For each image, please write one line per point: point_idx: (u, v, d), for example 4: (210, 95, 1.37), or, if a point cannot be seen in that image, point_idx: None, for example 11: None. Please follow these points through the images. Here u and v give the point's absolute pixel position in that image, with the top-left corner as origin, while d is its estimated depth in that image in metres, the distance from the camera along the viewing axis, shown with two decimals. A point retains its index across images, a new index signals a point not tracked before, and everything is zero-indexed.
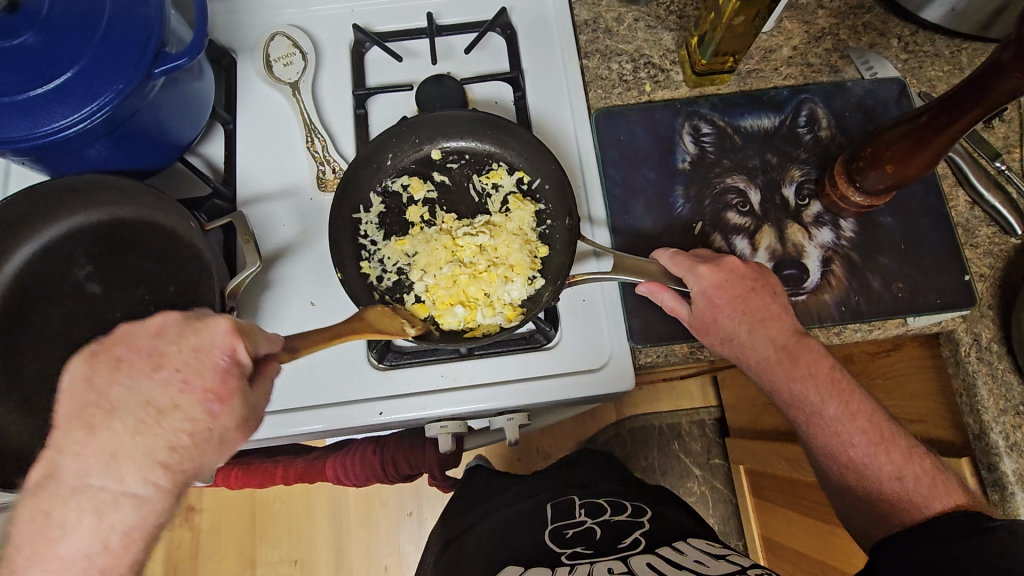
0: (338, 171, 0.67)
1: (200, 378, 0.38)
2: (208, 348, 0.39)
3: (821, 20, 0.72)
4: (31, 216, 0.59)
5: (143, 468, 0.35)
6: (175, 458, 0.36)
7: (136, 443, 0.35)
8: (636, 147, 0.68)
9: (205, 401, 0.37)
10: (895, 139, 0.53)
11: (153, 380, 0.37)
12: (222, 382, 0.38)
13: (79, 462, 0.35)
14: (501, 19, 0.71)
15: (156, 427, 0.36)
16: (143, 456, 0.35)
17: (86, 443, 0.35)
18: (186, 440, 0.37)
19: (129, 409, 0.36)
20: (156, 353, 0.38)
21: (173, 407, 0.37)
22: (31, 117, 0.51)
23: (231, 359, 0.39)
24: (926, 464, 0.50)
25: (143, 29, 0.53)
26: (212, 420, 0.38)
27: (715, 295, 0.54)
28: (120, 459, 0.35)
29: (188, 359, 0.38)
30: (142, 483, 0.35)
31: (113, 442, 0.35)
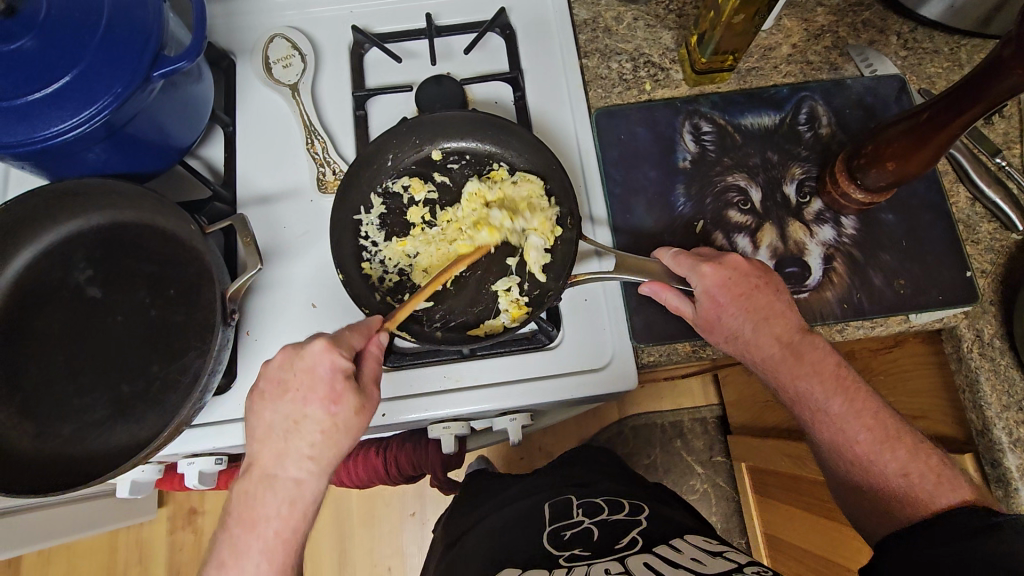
0: (338, 173, 0.67)
1: (315, 389, 0.48)
2: (313, 367, 0.48)
3: (820, 18, 0.72)
4: (30, 221, 0.59)
5: (297, 459, 0.48)
6: (318, 450, 0.48)
7: (290, 444, 0.48)
8: (636, 146, 0.68)
9: (325, 405, 0.48)
10: (896, 136, 0.53)
11: (285, 400, 0.49)
12: (332, 388, 0.48)
13: (263, 461, 0.48)
14: (500, 19, 0.71)
15: (300, 432, 0.48)
16: (296, 452, 0.48)
17: (264, 447, 0.49)
18: (321, 435, 0.48)
19: (278, 422, 0.48)
20: (282, 381, 0.49)
21: (304, 415, 0.48)
22: (30, 122, 0.51)
23: (333, 369, 0.49)
24: (932, 460, 0.49)
25: (141, 33, 0.53)
26: (336, 417, 0.49)
27: (719, 294, 0.54)
28: (285, 458, 0.48)
29: (304, 379, 0.48)
30: (299, 470, 0.48)
31: (279, 447, 0.48)
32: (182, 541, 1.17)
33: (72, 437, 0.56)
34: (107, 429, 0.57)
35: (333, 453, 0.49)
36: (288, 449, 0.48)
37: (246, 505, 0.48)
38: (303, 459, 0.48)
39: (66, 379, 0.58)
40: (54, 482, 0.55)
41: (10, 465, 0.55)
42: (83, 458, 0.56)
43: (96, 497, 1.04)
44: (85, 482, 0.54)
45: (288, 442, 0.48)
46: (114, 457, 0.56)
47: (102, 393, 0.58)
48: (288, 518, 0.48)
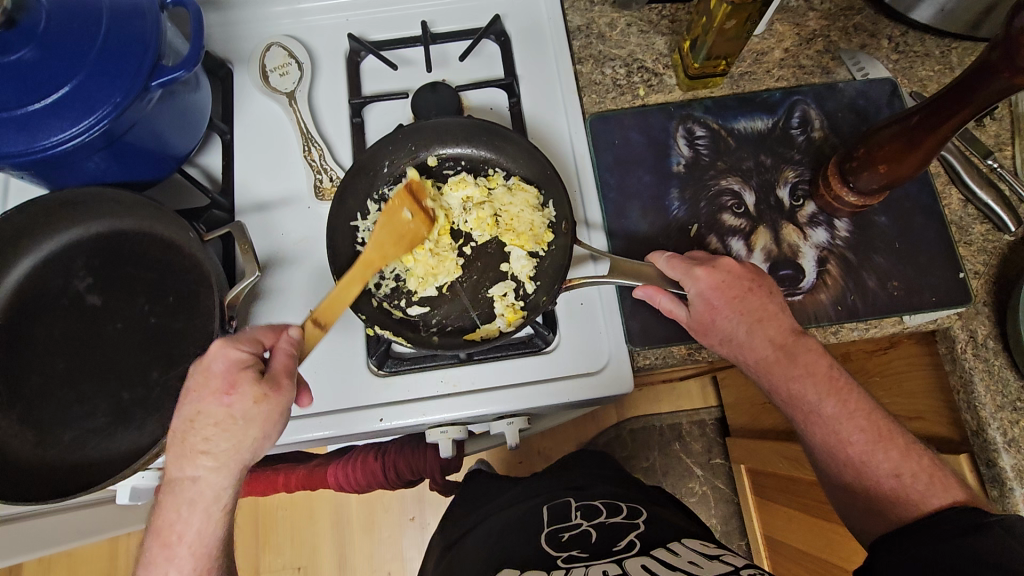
0: (335, 179, 0.68)
1: (208, 384, 0.46)
2: (207, 364, 0.46)
3: (812, 22, 0.73)
4: (32, 230, 0.59)
5: (192, 458, 0.46)
6: (213, 445, 0.45)
7: (185, 445, 0.46)
8: (631, 150, 0.68)
9: (218, 399, 0.45)
10: (888, 139, 0.54)
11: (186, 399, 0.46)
12: (225, 380, 0.46)
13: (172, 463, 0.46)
14: (495, 26, 0.72)
15: (194, 429, 0.45)
16: (193, 451, 0.45)
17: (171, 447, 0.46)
18: (217, 429, 0.45)
19: (181, 421, 0.46)
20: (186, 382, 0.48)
21: (197, 413, 0.45)
22: (30, 132, 0.51)
23: (225, 362, 0.46)
24: (923, 460, 0.50)
25: (139, 43, 0.53)
26: (230, 410, 0.45)
27: (713, 297, 0.55)
28: (185, 457, 0.46)
29: (198, 374, 0.46)
30: (198, 469, 0.46)
31: (179, 447, 0.46)
32: None
33: (73, 445, 0.57)
34: (107, 436, 0.57)
35: (235, 448, 0.46)
36: (188, 448, 0.46)
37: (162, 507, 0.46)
38: (198, 457, 0.45)
39: (67, 386, 0.58)
40: (54, 490, 0.55)
41: (12, 472, 0.56)
42: (84, 465, 0.56)
43: (97, 505, 1.04)
44: (85, 489, 0.54)
45: (187, 441, 0.46)
46: (115, 464, 0.56)
47: (101, 400, 0.58)
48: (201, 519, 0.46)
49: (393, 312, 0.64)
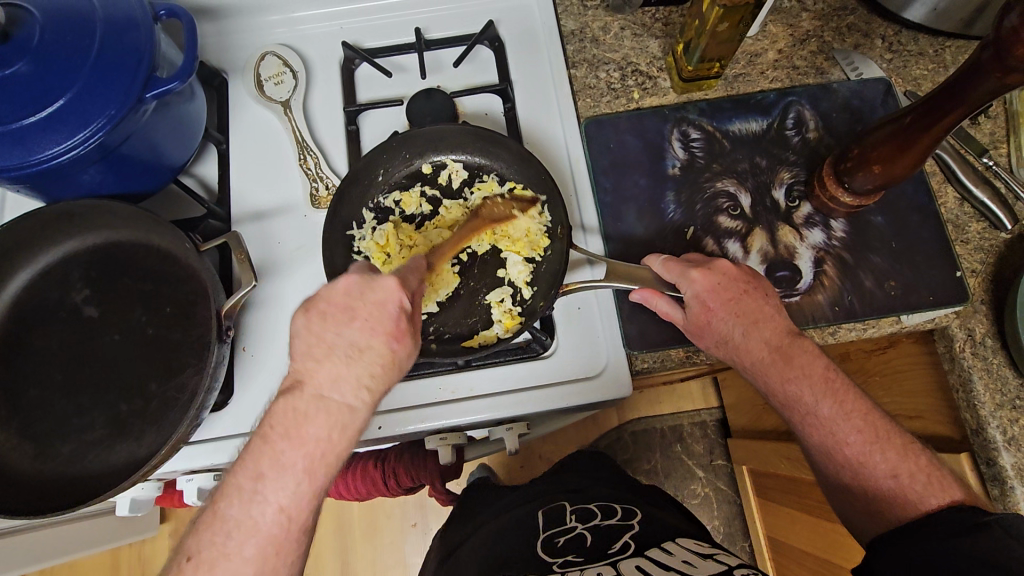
0: (331, 188, 0.68)
1: (381, 323, 0.44)
2: (383, 300, 0.44)
3: (806, 23, 0.73)
4: (28, 243, 0.59)
5: (354, 387, 0.44)
6: (375, 383, 0.44)
7: (352, 371, 0.43)
8: (626, 154, 0.68)
9: (388, 341, 0.44)
10: (882, 140, 0.54)
11: (349, 327, 0.44)
12: (397, 325, 0.45)
13: (317, 381, 0.43)
14: (489, 32, 0.72)
15: (360, 360, 0.44)
16: (353, 381, 0.44)
17: (317, 364, 0.43)
18: (381, 369, 0.44)
19: (340, 347, 0.43)
20: (348, 304, 0.44)
21: (368, 347, 0.44)
22: (25, 145, 0.52)
23: (401, 308, 0.45)
24: (920, 460, 0.50)
25: (132, 55, 0.54)
26: (395, 355, 0.45)
27: (708, 298, 0.55)
28: (342, 382, 0.43)
29: (371, 308, 0.44)
30: (356, 399, 0.44)
31: (335, 371, 0.43)
32: None
33: (71, 457, 0.57)
34: (106, 447, 0.57)
35: (387, 389, 0.45)
36: (348, 376, 0.43)
37: (293, 422, 0.42)
38: (360, 389, 0.44)
39: (64, 398, 0.58)
40: (55, 501, 0.55)
41: (9, 486, 0.55)
42: (83, 476, 0.56)
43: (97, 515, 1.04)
44: (83, 501, 0.54)
45: (347, 368, 0.43)
46: (113, 475, 0.56)
47: (99, 412, 0.58)
48: (341, 448, 0.44)
49: None
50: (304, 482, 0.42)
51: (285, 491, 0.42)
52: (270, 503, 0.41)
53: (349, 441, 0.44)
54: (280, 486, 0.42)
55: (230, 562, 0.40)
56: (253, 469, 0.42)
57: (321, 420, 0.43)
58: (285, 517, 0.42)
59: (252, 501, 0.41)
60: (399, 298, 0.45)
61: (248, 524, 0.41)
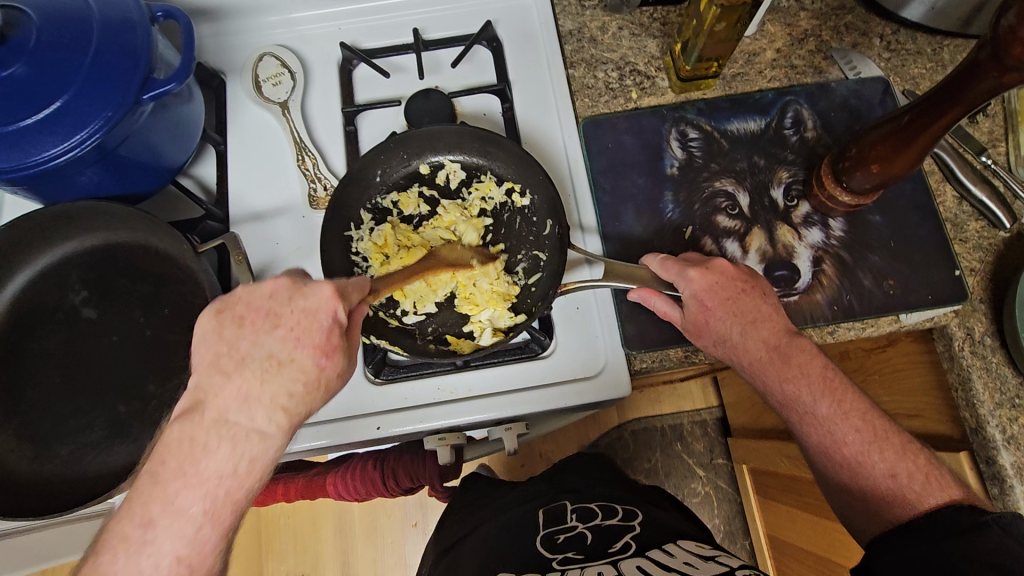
0: (329, 188, 0.68)
1: (310, 335, 0.43)
2: (314, 310, 0.44)
3: (804, 22, 0.73)
4: (26, 245, 0.59)
5: (267, 408, 0.41)
6: (293, 403, 0.42)
7: (264, 388, 0.41)
8: (624, 154, 0.68)
9: (315, 355, 0.43)
10: (880, 139, 0.54)
11: (273, 336, 0.43)
12: (327, 339, 0.44)
13: (220, 402, 0.40)
14: (487, 32, 0.72)
15: (279, 376, 0.42)
16: (269, 400, 0.41)
17: (224, 383, 0.41)
18: (301, 387, 0.43)
19: (256, 359, 0.42)
20: (271, 312, 0.43)
21: (290, 359, 0.42)
22: (22, 147, 0.52)
23: (333, 319, 0.44)
24: (919, 459, 0.49)
25: (130, 57, 0.54)
26: (321, 371, 0.44)
27: (707, 298, 0.55)
28: (252, 403, 0.41)
29: (299, 318, 0.43)
30: (268, 422, 0.41)
31: (245, 387, 0.41)
32: None
33: (71, 459, 0.57)
34: (105, 449, 0.57)
35: (307, 411, 0.43)
36: (262, 396, 0.41)
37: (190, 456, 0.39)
38: (276, 409, 0.41)
39: (63, 399, 0.58)
40: (54, 503, 0.55)
41: (8, 488, 0.55)
42: (82, 478, 0.56)
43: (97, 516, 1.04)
44: (82, 504, 0.54)
45: (263, 384, 0.41)
46: (112, 477, 0.56)
47: (98, 414, 0.58)
48: (248, 482, 0.41)
49: (388, 320, 0.63)
50: (205, 525, 0.39)
51: (182, 539, 0.38)
52: (165, 552, 0.38)
53: (257, 475, 0.41)
54: (176, 535, 0.38)
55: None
56: (142, 515, 0.38)
57: (225, 453, 0.40)
58: (184, 566, 0.38)
59: (140, 552, 0.37)
60: (333, 309, 0.44)
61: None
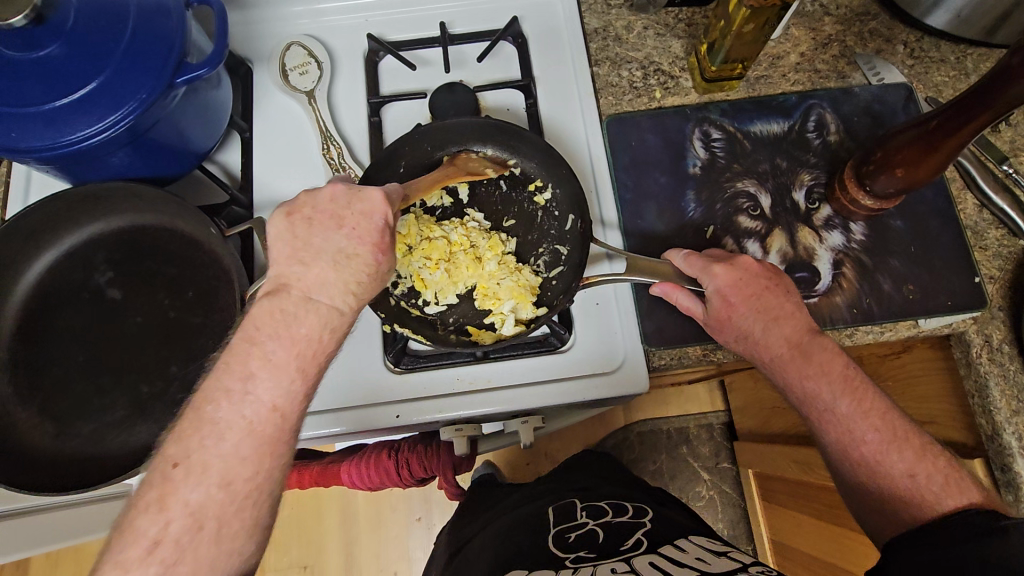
0: (353, 178, 0.68)
1: (368, 235, 0.46)
2: (369, 212, 0.47)
3: (828, 27, 0.73)
4: (55, 223, 0.60)
5: (341, 291, 0.44)
6: (360, 289, 0.45)
7: (337, 275, 0.44)
8: (647, 152, 0.69)
9: (374, 252, 0.46)
10: (905, 143, 0.54)
11: (338, 233, 0.45)
12: (382, 238, 0.47)
13: (304, 285, 0.44)
14: (513, 28, 0.72)
15: (348, 268, 0.45)
16: (340, 285, 0.44)
17: (304, 271, 0.44)
18: (366, 278, 0.46)
19: (328, 253, 0.44)
20: (334, 214, 0.46)
21: (355, 254, 0.45)
22: (57, 127, 0.52)
23: (386, 221, 0.47)
24: (939, 461, 0.49)
25: (164, 41, 0.54)
26: (380, 267, 0.47)
27: (730, 294, 0.55)
28: (327, 286, 0.44)
29: (359, 218, 0.46)
30: (344, 304, 0.44)
31: (323, 275, 0.44)
32: None
33: (92, 437, 0.57)
34: (126, 429, 0.58)
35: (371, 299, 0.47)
36: (336, 281, 0.44)
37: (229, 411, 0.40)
38: (348, 294, 0.44)
39: (86, 378, 0.59)
40: (77, 480, 0.56)
41: (32, 464, 0.56)
42: (105, 457, 0.57)
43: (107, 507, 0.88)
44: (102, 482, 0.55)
45: (335, 273, 0.44)
46: (133, 456, 0.57)
47: (120, 394, 0.59)
48: (330, 349, 0.44)
49: (410, 310, 0.64)
50: (296, 380, 0.42)
51: (277, 389, 0.41)
52: (263, 401, 0.40)
53: None
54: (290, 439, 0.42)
55: (247, 421, 0.39)
56: None
57: (312, 321, 0.43)
58: (283, 416, 0.41)
59: (245, 398, 0.40)
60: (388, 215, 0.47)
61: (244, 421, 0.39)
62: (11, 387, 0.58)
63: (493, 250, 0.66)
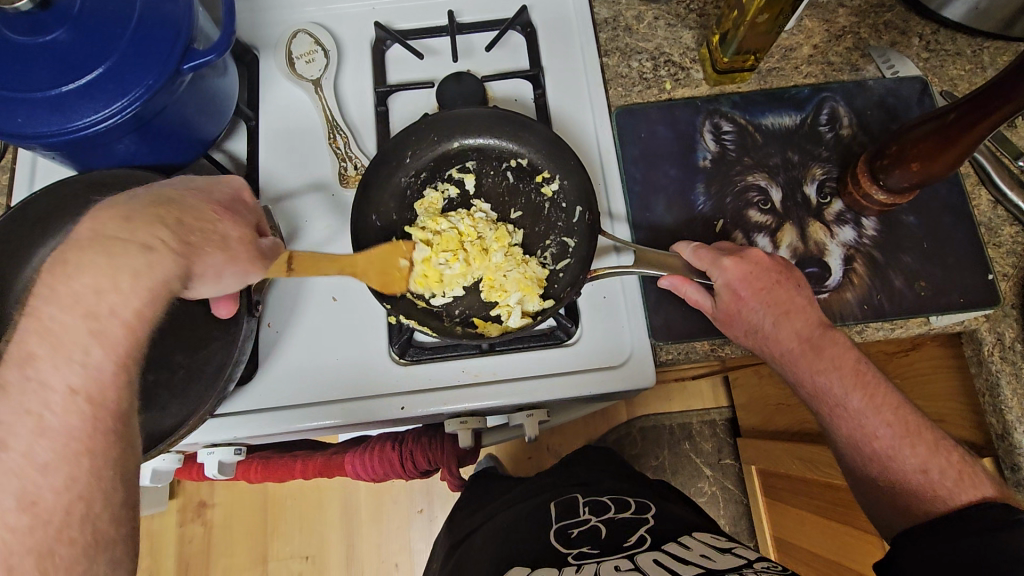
0: (360, 167, 0.68)
1: (207, 193, 0.49)
2: (216, 182, 0.51)
3: (841, 18, 0.72)
4: (58, 209, 0.59)
5: (147, 228, 0.43)
6: (180, 231, 0.45)
7: (147, 210, 0.44)
8: (657, 144, 0.68)
9: (208, 203, 0.48)
10: (922, 137, 0.53)
11: (168, 188, 0.48)
12: (224, 200, 0.50)
13: (99, 222, 0.42)
14: (522, 17, 0.71)
15: (168, 209, 0.45)
16: (149, 221, 0.44)
17: (103, 212, 0.43)
18: (189, 222, 0.46)
19: (145, 196, 0.45)
20: (176, 183, 0.50)
21: (182, 201, 0.47)
22: (63, 112, 0.52)
23: (236, 191, 0.52)
24: (952, 457, 0.49)
25: (171, 27, 0.53)
26: (212, 215, 0.48)
27: (740, 287, 0.55)
28: (130, 222, 0.43)
29: (198, 182, 0.50)
30: (150, 241, 0.43)
31: (128, 211, 0.43)
32: (192, 533, 1.22)
33: None
34: None
35: (195, 244, 0.45)
36: (142, 215, 0.43)
37: None
38: (155, 228, 0.43)
39: None
40: None
41: None
42: None
43: None
44: None
45: (146, 208, 0.44)
46: None
47: None
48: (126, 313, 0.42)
49: (416, 301, 0.64)
50: (91, 353, 0.40)
51: (67, 370, 0.40)
52: (55, 387, 0.39)
53: None
54: None
55: (37, 414, 0.38)
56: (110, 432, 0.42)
57: (101, 266, 0.41)
58: None
59: (25, 388, 0.38)
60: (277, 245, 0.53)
61: (31, 417, 0.38)
62: None
63: (499, 241, 0.65)
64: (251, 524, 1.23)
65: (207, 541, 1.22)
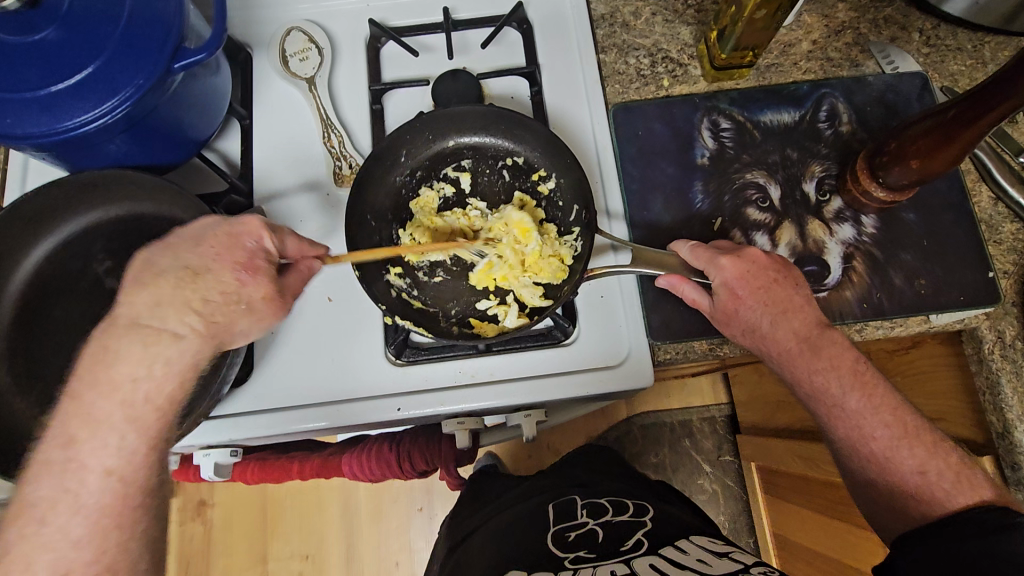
0: (354, 166, 0.67)
1: (231, 251, 0.46)
2: (240, 234, 0.47)
3: (841, 14, 0.71)
4: (51, 210, 0.59)
5: (180, 312, 0.43)
6: (206, 308, 0.44)
7: (174, 292, 0.43)
8: (654, 142, 0.67)
9: (234, 270, 0.45)
10: (921, 134, 0.52)
11: (191, 250, 0.45)
12: (249, 258, 0.46)
13: (133, 309, 0.42)
14: (518, 13, 0.70)
15: (193, 286, 0.43)
16: (178, 301, 0.43)
17: (136, 292, 0.42)
18: (216, 296, 0.44)
19: (171, 270, 0.43)
20: (197, 235, 0.46)
21: (205, 270, 0.44)
22: (53, 112, 0.51)
23: (258, 244, 0.47)
24: (950, 458, 0.48)
25: (162, 25, 0.52)
26: (241, 284, 0.45)
27: (738, 286, 0.54)
28: (162, 305, 0.43)
29: (221, 237, 0.46)
30: (182, 325, 0.43)
31: (157, 293, 0.43)
32: (193, 532, 1.22)
33: None
34: None
35: (224, 324, 0.45)
36: (172, 298, 0.43)
37: None
38: (186, 313, 0.43)
39: None
40: None
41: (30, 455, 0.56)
42: None
43: None
44: None
45: (174, 289, 0.43)
46: None
47: None
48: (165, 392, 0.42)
49: (411, 302, 0.63)
50: (128, 435, 0.41)
51: (108, 453, 0.41)
52: (92, 468, 0.40)
53: None
54: None
55: (74, 494, 0.39)
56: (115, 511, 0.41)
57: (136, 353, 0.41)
58: None
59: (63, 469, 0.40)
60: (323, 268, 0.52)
61: (68, 498, 0.39)
62: (9, 376, 0.57)
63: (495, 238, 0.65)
64: (251, 524, 1.23)
65: (207, 540, 1.22)
